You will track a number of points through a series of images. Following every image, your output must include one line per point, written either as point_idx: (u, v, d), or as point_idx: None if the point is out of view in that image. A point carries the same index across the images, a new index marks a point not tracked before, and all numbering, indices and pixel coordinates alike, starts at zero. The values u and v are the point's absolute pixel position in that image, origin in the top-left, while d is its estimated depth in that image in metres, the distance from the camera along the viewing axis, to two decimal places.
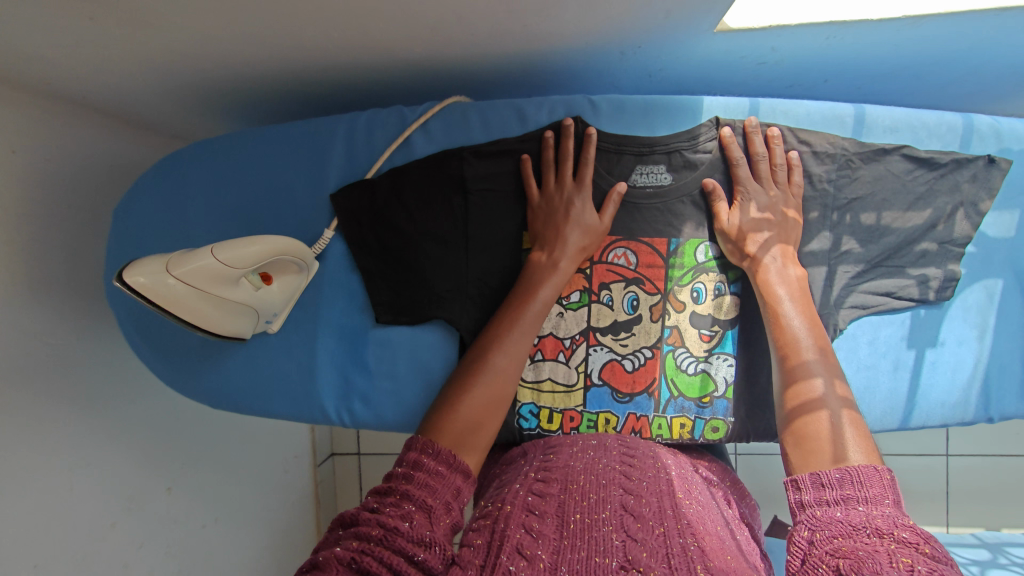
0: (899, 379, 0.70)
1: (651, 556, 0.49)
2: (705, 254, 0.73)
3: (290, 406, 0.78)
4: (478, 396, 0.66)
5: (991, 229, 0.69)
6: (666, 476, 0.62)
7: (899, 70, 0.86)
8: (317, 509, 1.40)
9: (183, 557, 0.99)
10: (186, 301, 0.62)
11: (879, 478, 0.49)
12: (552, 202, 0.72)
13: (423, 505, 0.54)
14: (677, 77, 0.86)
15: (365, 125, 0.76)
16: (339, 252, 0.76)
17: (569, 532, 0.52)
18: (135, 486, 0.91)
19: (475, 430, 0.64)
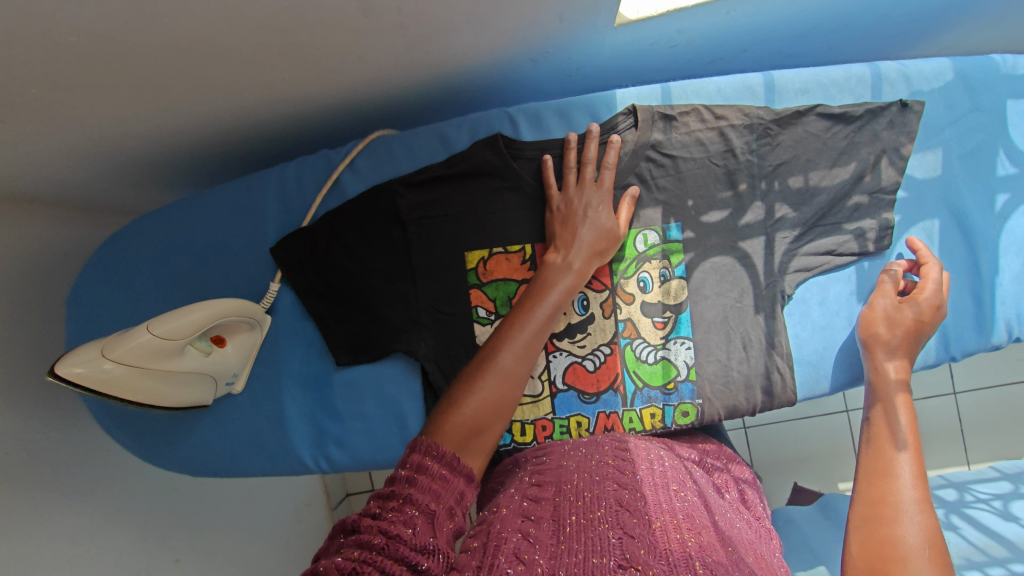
0: (853, 334, 0.71)
1: (651, 554, 0.45)
2: (644, 243, 0.73)
3: (269, 462, 0.79)
4: (484, 395, 0.60)
5: (917, 171, 0.68)
6: (660, 467, 0.59)
7: (813, 29, 0.87)
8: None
9: None
10: (131, 382, 0.62)
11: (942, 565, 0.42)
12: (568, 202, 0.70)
13: (426, 511, 0.48)
14: (596, 72, 0.87)
15: (293, 174, 0.77)
16: (288, 302, 0.77)
17: (565, 536, 0.48)
18: (140, 563, 0.91)
19: (477, 432, 0.59)
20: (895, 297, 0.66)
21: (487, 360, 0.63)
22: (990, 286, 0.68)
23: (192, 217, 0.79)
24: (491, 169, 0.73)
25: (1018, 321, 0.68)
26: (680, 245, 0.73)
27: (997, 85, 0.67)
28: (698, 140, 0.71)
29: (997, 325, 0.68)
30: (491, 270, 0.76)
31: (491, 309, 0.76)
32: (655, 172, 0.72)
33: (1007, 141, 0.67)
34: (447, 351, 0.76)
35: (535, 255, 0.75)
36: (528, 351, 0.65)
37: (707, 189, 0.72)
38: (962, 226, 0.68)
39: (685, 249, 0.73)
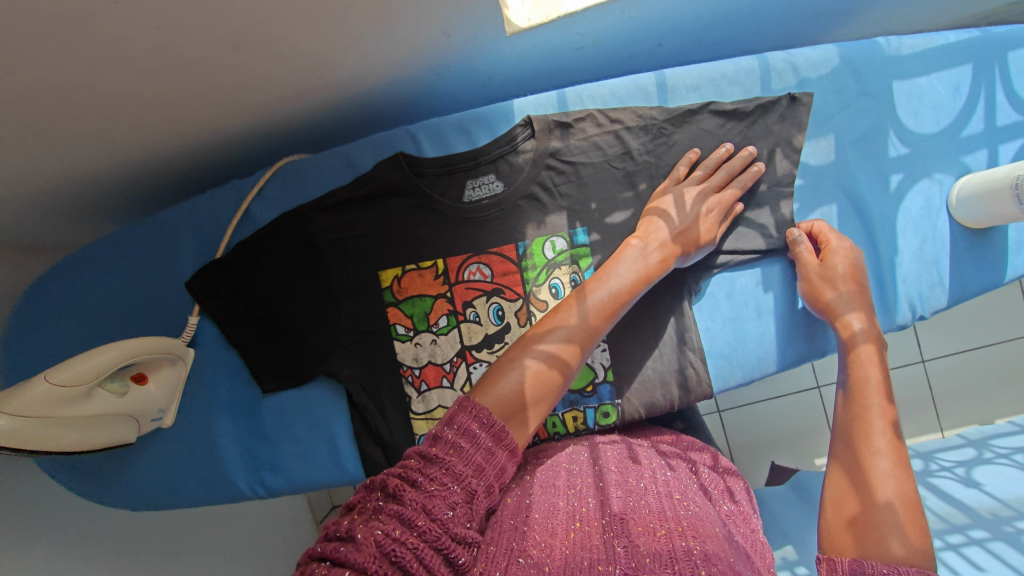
0: (764, 324, 0.71)
1: (656, 560, 0.42)
2: (552, 250, 0.74)
3: (208, 491, 0.80)
4: (552, 360, 0.55)
5: (811, 158, 0.69)
6: (664, 478, 0.56)
7: (729, 15, 0.86)
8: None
9: None
10: (32, 432, 0.63)
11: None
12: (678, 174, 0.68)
13: (466, 488, 0.45)
14: (511, 78, 0.86)
15: (205, 206, 0.78)
16: (211, 333, 0.78)
17: (568, 542, 0.45)
18: None
19: (517, 408, 0.52)
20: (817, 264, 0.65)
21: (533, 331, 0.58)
22: (889, 266, 0.68)
23: (113, 258, 0.79)
24: (397, 188, 0.74)
25: (919, 299, 0.68)
26: (587, 249, 0.74)
27: (882, 68, 0.67)
28: (595, 145, 0.72)
29: (899, 304, 0.68)
30: (407, 287, 0.76)
31: (410, 325, 0.77)
32: (557, 179, 0.73)
33: (897, 122, 0.67)
34: (370, 370, 0.77)
35: (448, 269, 0.76)
36: (589, 330, 0.57)
37: (609, 192, 0.72)
38: (859, 210, 0.68)
39: (593, 252, 0.73)
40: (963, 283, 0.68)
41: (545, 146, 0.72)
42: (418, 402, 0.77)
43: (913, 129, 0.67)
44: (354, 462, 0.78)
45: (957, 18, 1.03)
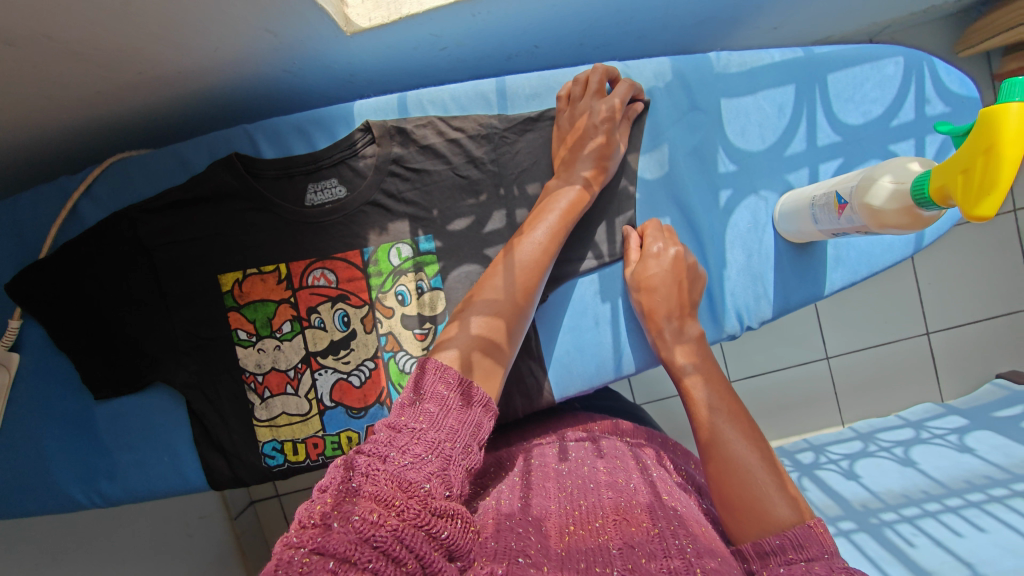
0: (602, 333, 0.72)
1: (653, 563, 0.42)
2: (398, 257, 0.73)
3: (41, 502, 0.76)
4: (487, 313, 0.56)
5: (646, 171, 0.69)
6: (651, 476, 0.54)
7: (613, 22, 0.81)
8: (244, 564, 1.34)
9: None
10: None
11: (816, 536, 0.44)
12: (575, 124, 0.66)
13: (442, 455, 0.43)
14: (378, 79, 0.81)
15: (29, 205, 0.73)
16: (37, 337, 0.74)
17: (564, 543, 0.45)
18: None
19: (477, 366, 0.52)
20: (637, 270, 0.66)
21: (466, 303, 0.58)
22: (718, 279, 0.70)
23: None
24: (233, 191, 0.72)
25: (747, 311, 0.70)
26: (432, 256, 0.73)
27: (711, 84, 0.69)
28: (436, 152, 0.71)
29: (727, 315, 0.70)
30: (248, 291, 0.74)
31: (252, 331, 0.75)
32: (401, 185, 0.72)
33: (724, 140, 0.69)
34: (209, 376, 0.75)
35: (291, 274, 0.74)
36: (519, 283, 0.58)
37: (451, 199, 0.72)
38: (691, 223, 0.70)
39: (438, 259, 0.73)
40: (787, 295, 0.70)
41: (387, 151, 0.70)
42: (260, 409, 0.75)
43: (740, 147, 0.69)
44: (196, 472, 0.76)
45: (855, 30, 1.02)
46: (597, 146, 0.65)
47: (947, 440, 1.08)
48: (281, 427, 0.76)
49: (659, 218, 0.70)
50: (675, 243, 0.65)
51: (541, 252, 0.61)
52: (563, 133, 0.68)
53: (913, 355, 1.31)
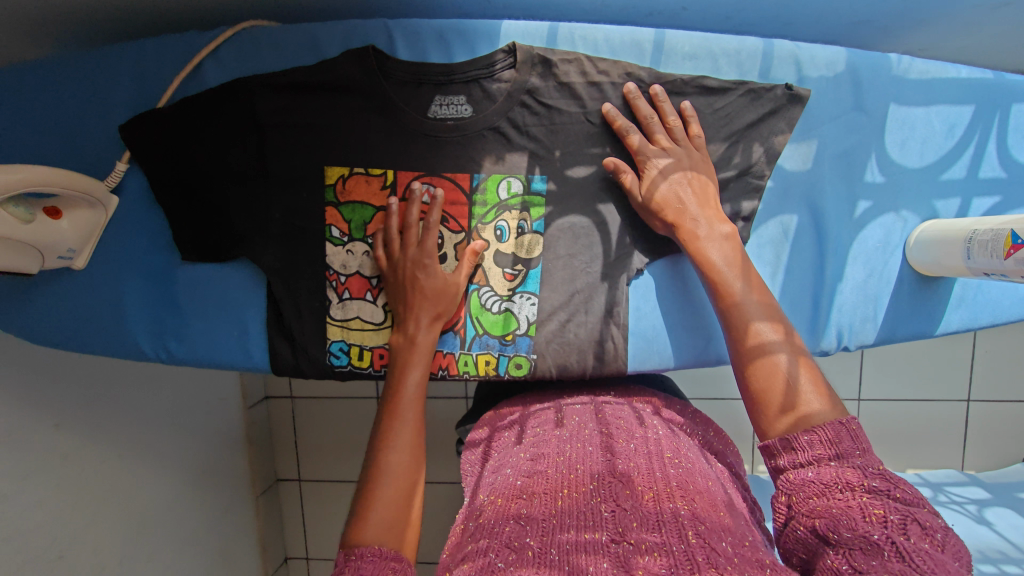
0: (694, 315, 0.72)
1: (643, 525, 0.47)
2: (507, 191, 0.71)
3: (107, 345, 0.78)
4: (388, 495, 0.58)
5: (786, 163, 0.66)
6: (654, 433, 0.59)
7: None
8: (248, 449, 1.53)
9: (79, 491, 1.05)
10: None
11: (847, 433, 0.48)
12: (395, 269, 0.70)
13: None
14: None
15: (153, 52, 0.72)
16: (137, 186, 0.74)
17: (558, 509, 0.50)
18: (10, 427, 0.94)
19: (393, 523, 0.56)
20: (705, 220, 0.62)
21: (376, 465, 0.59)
22: (829, 291, 0.67)
23: (47, 82, 0.72)
24: (359, 85, 0.70)
25: (849, 330, 0.68)
26: (541, 198, 0.70)
27: (886, 86, 0.65)
28: (574, 92, 0.67)
29: (828, 330, 0.68)
30: (350, 190, 0.73)
31: (345, 230, 0.74)
32: (528, 119, 0.69)
33: (881, 148, 0.65)
34: (293, 266, 0.75)
35: (396, 183, 0.72)
36: (411, 460, 0.61)
37: (576, 145, 0.69)
38: (820, 227, 0.67)
39: (546, 203, 0.70)
40: (894, 326, 0.68)
41: (525, 80, 0.67)
42: (336, 307, 0.76)
43: (895, 160, 0.66)
44: (260, 352, 0.77)
45: None
46: (444, 294, 0.69)
47: (965, 508, 1.06)
48: (336, 305, 0.75)
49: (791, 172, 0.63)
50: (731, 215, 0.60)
51: (413, 407, 0.64)
52: (388, 271, 0.71)
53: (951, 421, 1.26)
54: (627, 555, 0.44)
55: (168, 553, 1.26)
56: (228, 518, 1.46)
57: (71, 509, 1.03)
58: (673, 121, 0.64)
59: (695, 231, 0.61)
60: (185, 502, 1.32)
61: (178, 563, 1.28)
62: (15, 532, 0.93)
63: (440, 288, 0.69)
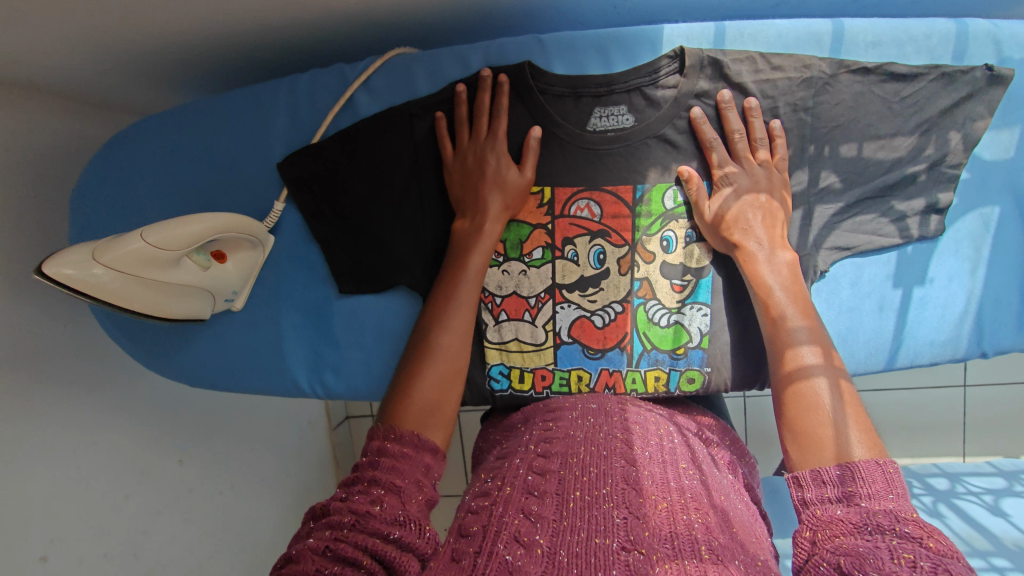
0: (884, 320, 0.66)
1: (655, 538, 0.43)
2: (673, 200, 0.68)
3: (266, 381, 0.79)
4: (430, 375, 0.60)
5: (986, 151, 0.62)
6: (671, 442, 0.57)
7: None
8: (336, 471, 1.58)
9: (204, 522, 1.08)
10: (130, 292, 0.58)
11: (882, 473, 0.45)
12: (468, 158, 0.67)
13: (394, 493, 0.48)
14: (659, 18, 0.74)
15: (306, 88, 0.72)
16: (294, 221, 0.74)
17: (568, 512, 0.46)
18: (145, 463, 0.97)
19: (437, 409, 0.58)
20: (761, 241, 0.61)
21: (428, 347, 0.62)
22: None
23: (202, 126, 0.74)
24: (517, 102, 0.68)
25: None
26: None
27: None
28: (745, 93, 0.64)
29: None
30: None
31: (501, 251, 0.73)
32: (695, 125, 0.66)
33: None
34: None
35: (554, 200, 0.70)
36: (454, 346, 0.63)
37: None
38: None
39: None
40: None
41: (694, 84, 0.65)
42: (493, 330, 0.75)
43: None
44: None
45: None
46: (520, 187, 0.67)
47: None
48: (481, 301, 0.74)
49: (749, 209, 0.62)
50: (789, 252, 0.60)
51: (469, 300, 0.65)
52: (461, 152, 0.68)
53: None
54: (639, 565, 0.41)
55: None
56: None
57: (200, 540, 1.06)
58: (760, 139, 0.63)
59: (756, 253, 0.60)
60: (290, 523, 1.35)
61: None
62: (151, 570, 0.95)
63: (512, 183, 0.67)
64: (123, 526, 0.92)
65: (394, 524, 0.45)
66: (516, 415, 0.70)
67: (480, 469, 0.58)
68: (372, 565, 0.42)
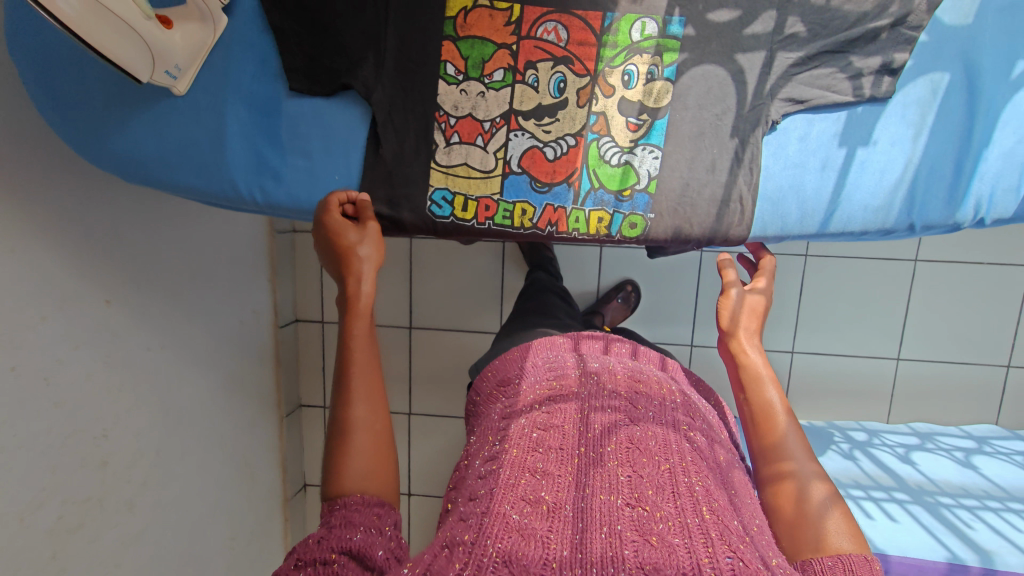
0: (825, 179, 0.68)
1: (658, 492, 0.49)
2: (641, 32, 0.67)
3: (203, 180, 0.75)
4: (358, 448, 0.57)
5: (946, 15, 0.63)
6: (671, 400, 0.63)
7: None
8: (277, 369, 1.51)
9: (123, 372, 0.99)
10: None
11: (867, 566, 0.47)
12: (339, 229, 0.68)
13: (363, 540, 0.50)
14: None
15: None
16: (249, 7, 0.71)
17: (574, 470, 0.52)
18: (69, 289, 0.88)
19: (375, 472, 0.57)
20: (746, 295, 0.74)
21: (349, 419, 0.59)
22: (975, 157, 0.65)
23: None
24: None
25: (989, 201, 0.66)
26: (676, 43, 0.67)
27: None
28: None
29: (966, 201, 0.66)
30: (471, 24, 0.69)
31: (461, 69, 0.70)
32: None
33: None
34: (405, 104, 0.71)
35: (522, 20, 0.68)
36: (375, 420, 0.60)
37: None
38: (972, 89, 0.64)
39: (681, 48, 0.67)
40: None
41: None
42: (443, 153, 0.72)
43: None
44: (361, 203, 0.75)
45: None
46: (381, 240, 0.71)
47: (952, 453, 1.24)
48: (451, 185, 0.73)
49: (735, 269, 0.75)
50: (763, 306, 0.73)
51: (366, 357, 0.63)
52: (324, 249, 0.70)
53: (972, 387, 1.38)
54: (642, 520, 0.46)
55: (203, 453, 1.21)
56: (255, 432, 1.42)
57: (118, 388, 0.97)
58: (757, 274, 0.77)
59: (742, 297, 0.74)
60: (221, 403, 1.27)
61: (210, 465, 1.23)
62: (62, 400, 0.87)
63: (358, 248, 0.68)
64: (39, 346, 0.83)
65: (358, 528, 0.51)
66: (512, 372, 0.72)
67: (486, 426, 0.63)
68: (340, 559, 0.48)
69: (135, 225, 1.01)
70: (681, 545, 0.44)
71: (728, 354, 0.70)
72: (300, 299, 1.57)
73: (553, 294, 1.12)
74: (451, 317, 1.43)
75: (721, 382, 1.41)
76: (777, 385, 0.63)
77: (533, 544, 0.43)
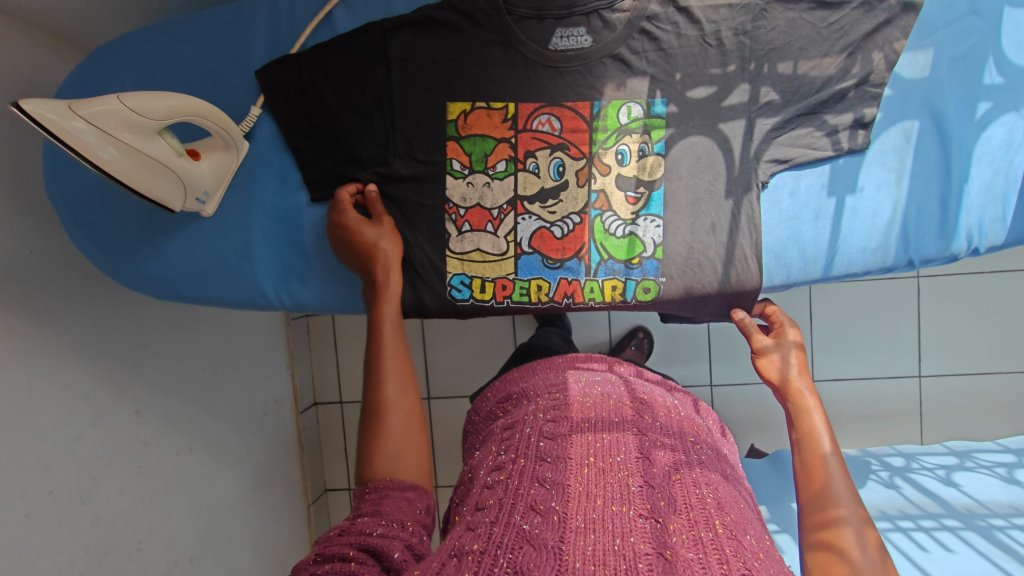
0: (820, 227, 0.72)
1: (667, 504, 0.51)
2: (628, 115, 0.73)
3: (231, 289, 0.79)
4: (391, 426, 0.60)
5: (905, 70, 0.69)
6: (677, 418, 0.67)
7: None
8: (301, 457, 1.48)
9: (156, 481, 0.99)
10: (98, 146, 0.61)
11: None
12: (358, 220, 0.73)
13: (384, 527, 0.51)
14: None
15: (286, 5, 0.77)
16: (268, 131, 0.78)
17: (585, 477, 0.53)
18: (101, 406, 0.90)
19: (406, 452, 0.59)
20: (782, 352, 0.73)
21: (381, 397, 0.62)
22: (958, 193, 0.70)
23: (180, 35, 0.77)
24: (484, 19, 0.73)
25: (978, 232, 0.70)
26: (662, 120, 0.73)
27: None
28: (692, 17, 0.70)
29: (958, 233, 0.70)
30: (471, 124, 0.75)
31: (467, 164, 0.76)
32: (646, 46, 0.72)
33: (998, 49, 0.69)
34: (415, 198, 0.76)
35: (518, 115, 0.75)
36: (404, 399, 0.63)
37: (696, 66, 0.71)
38: (942, 133, 0.70)
39: (667, 125, 0.73)
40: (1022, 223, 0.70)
41: (641, 8, 0.71)
42: (456, 241, 0.77)
43: (1012, 60, 0.69)
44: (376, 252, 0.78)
45: None
46: (397, 234, 0.74)
47: (993, 471, 1.22)
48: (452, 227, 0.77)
49: (758, 331, 0.75)
50: (800, 351, 0.73)
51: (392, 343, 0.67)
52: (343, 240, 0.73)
53: (1000, 399, 1.37)
54: (655, 532, 0.47)
55: (235, 555, 1.18)
56: (285, 527, 1.39)
57: (152, 497, 0.97)
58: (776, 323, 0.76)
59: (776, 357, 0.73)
60: (250, 501, 1.25)
61: (241, 566, 1.20)
62: (97, 518, 0.87)
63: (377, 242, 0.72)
64: (74, 466, 0.84)
65: (378, 524, 0.51)
66: (513, 390, 0.76)
67: (489, 440, 0.65)
68: (360, 556, 0.48)
69: (163, 334, 1.04)
70: (695, 560, 0.45)
71: (781, 396, 0.70)
72: (319, 382, 1.55)
73: (555, 332, 1.19)
74: (470, 387, 1.44)
75: (748, 420, 1.40)
76: (829, 432, 0.63)
77: (545, 557, 0.44)
